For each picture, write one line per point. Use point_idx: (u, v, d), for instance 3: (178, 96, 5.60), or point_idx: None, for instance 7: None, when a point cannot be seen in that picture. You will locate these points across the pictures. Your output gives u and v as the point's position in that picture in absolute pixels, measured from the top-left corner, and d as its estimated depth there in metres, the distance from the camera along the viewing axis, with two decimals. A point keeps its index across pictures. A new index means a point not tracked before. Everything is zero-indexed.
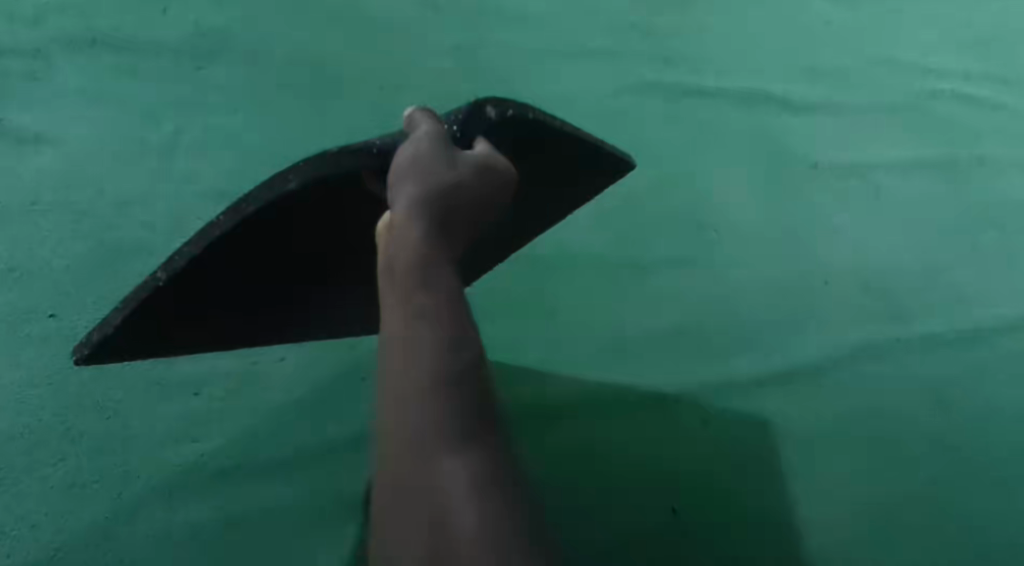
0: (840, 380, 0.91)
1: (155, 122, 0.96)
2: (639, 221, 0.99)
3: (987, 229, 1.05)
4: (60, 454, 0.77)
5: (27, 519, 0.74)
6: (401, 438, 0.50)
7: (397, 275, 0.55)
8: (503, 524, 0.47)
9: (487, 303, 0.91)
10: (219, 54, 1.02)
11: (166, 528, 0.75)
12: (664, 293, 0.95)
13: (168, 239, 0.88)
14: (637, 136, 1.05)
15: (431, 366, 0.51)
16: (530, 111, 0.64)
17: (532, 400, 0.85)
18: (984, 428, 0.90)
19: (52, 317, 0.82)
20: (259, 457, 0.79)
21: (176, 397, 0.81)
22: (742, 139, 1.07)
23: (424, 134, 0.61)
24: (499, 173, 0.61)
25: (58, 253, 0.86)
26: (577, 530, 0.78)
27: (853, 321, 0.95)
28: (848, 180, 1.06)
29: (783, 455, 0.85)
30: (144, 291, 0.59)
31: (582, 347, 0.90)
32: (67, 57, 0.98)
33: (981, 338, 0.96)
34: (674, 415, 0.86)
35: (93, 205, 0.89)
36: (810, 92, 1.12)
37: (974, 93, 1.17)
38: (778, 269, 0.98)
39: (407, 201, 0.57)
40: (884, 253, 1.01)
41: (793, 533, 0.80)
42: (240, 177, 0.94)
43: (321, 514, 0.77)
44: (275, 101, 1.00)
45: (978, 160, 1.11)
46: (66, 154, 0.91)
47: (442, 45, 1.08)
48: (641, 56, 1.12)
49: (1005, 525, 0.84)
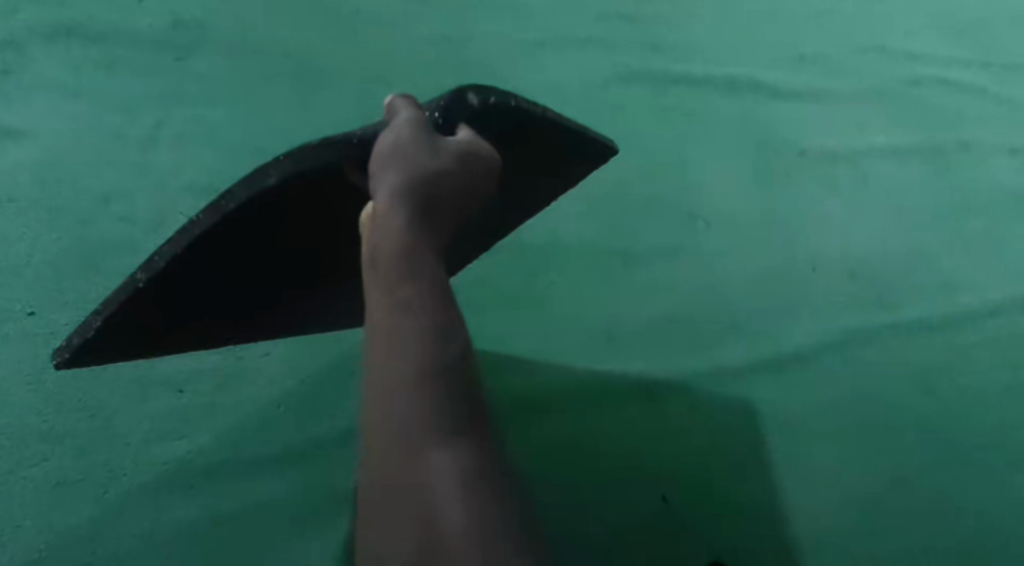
0: (829, 367, 0.90)
1: (134, 116, 0.94)
2: (624, 209, 0.98)
3: (974, 215, 1.05)
4: (43, 454, 0.75)
5: (11, 520, 0.73)
6: (387, 432, 0.50)
7: (381, 265, 0.54)
8: (491, 515, 0.47)
9: (475, 292, 0.90)
10: (199, 44, 1.00)
11: (152, 526, 0.74)
12: (653, 282, 0.94)
13: (149, 234, 0.87)
14: (625, 126, 1.04)
15: (416, 357, 0.50)
16: (513, 99, 0.64)
17: (522, 391, 0.84)
18: (974, 414, 0.90)
19: (31, 316, 0.81)
20: (245, 453, 0.78)
21: (161, 395, 0.80)
22: (731, 127, 1.06)
23: (405, 121, 0.60)
24: (481, 160, 0.60)
25: (37, 249, 0.84)
26: (572, 525, 0.77)
27: (844, 308, 0.95)
28: (837, 168, 1.05)
29: (775, 445, 0.85)
30: (124, 292, 0.58)
31: (570, 338, 0.89)
32: (43, 50, 0.96)
33: (970, 324, 0.96)
34: (662, 407, 0.85)
35: (71, 201, 0.87)
36: (798, 80, 1.12)
37: (962, 79, 1.17)
38: (766, 257, 0.97)
39: (389, 191, 0.56)
40: (872, 239, 1.01)
41: (787, 522, 0.80)
42: (224, 170, 0.92)
43: (313, 509, 0.76)
44: (257, 94, 0.98)
45: (964, 147, 1.10)
46: (43, 148, 0.90)
47: (426, 36, 1.06)
48: (628, 44, 1.11)
49: (996, 510, 0.84)
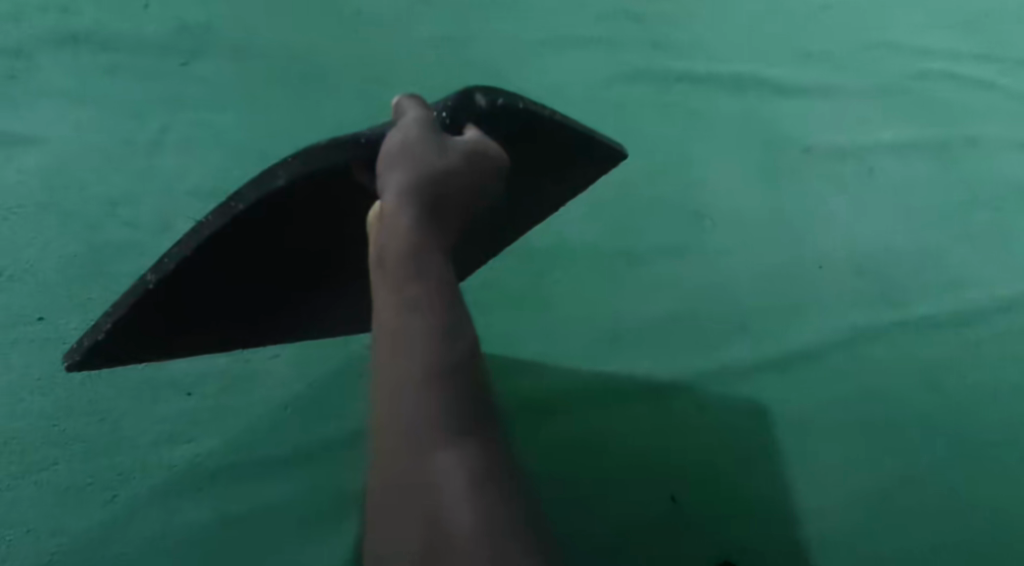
0: (838, 364, 0.90)
1: (141, 121, 0.94)
2: (629, 209, 0.98)
3: (982, 209, 1.05)
4: (54, 458, 0.76)
5: (24, 524, 0.73)
6: (394, 431, 0.50)
7: (388, 265, 0.54)
8: (499, 515, 0.47)
9: (482, 294, 0.90)
10: (204, 48, 1.01)
11: (162, 528, 0.74)
12: (659, 281, 0.94)
13: (157, 238, 0.87)
14: (629, 125, 1.04)
15: (423, 357, 0.50)
16: (521, 101, 0.64)
17: (529, 392, 0.84)
18: (985, 410, 0.89)
19: (40, 321, 0.81)
20: (255, 454, 0.78)
21: (169, 397, 0.80)
22: (736, 125, 1.06)
23: (412, 120, 0.60)
24: (488, 159, 0.60)
25: (46, 255, 0.84)
26: (578, 522, 0.77)
27: (853, 305, 0.94)
28: (844, 164, 1.05)
29: (784, 444, 0.84)
30: (134, 294, 0.59)
31: (577, 339, 0.89)
32: (49, 56, 0.97)
33: (980, 320, 0.95)
34: (671, 406, 0.85)
35: (79, 206, 0.88)
36: (803, 77, 1.11)
37: (969, 73, 1.16)
38: (773, 254, 0.97)
39: (396, 191, 0.56)
40: (879, 236, 1.00)
41: (795, 520, 0.80)
42: (230, 174, 0.93)
43: (322, 510, 0.76)
44: (263, 98, 0.98)
45: (972, 141, 1.10)
46: (51, 155, 0.90)
47: (430, 37, 1.06)
48: (632, 43, 1.11)
49: (1005, 506, 0.84)
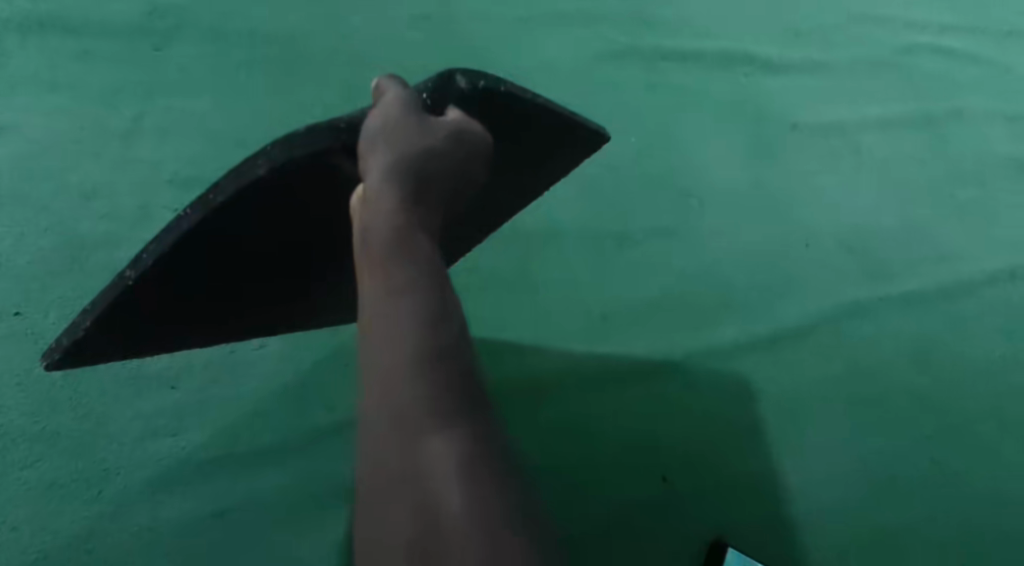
0: (829, 343, 0.89)
1: (116, 109, 0.92)
2: (618, 188, 0.97)
3: (967, 184, 1.04)
4: (37, 455, 0.74)
5: (8, 522, 0.72)
6: (384, 419, 0.47)
7: (373, 251, 0.52)
8: (496, 501, 0.45)
9: (471, 278, 0.88)
10: (179, 33, 0.98)
11: (153, 526, 0.73)
12: (649, 262, 0.93)
13: (134, 229, 0.86)
14: (616, 105, 1.02)
15: (415, 343, 0.49)
16: (503, 85, 0.61)
17: (520, 376, 0.83)
18: (973, 384, 0.89)
19: (19, 316, 0.79)
20: (242, 448, 0.77)
21: (154, 392, 0.78)
22: (722, 103, 1.05)
23: (394, 100, 0.57)
24: (472, 141, 0.58)
25: (20, 248, 0.83)
26: (571, 509, 0.77)
27: (843, 282, 0.94)
28: (829, 140, 1.04)
29: (776, 426, 0.84)
30: (113, 292, 0.56)
31: (568, 321, 0.87)
32: (18, 44, 0.94)
33: (968, 293, 0.95)
34: (661, 389, 0.84)
35: (53, 198, 0.86)
36: (790, 52, 1.10)
37: (955, 46, 1.15)
38: (759, 234, 0.96)
39: (379, 171, 0.54)
40: (867, 212, 0.99)
41: (788, 503, 0.80)
42: (208, 161, 0.91)
43: (315, 501, 0.75)
44: (241, 84, 0.96)
45: (958, 113, 1.09)
46: (24, 145, 0.88)
47: (411, 17, 1.04)
48: (617, 18, 1.08)
49: (995, 481, 0.84)
